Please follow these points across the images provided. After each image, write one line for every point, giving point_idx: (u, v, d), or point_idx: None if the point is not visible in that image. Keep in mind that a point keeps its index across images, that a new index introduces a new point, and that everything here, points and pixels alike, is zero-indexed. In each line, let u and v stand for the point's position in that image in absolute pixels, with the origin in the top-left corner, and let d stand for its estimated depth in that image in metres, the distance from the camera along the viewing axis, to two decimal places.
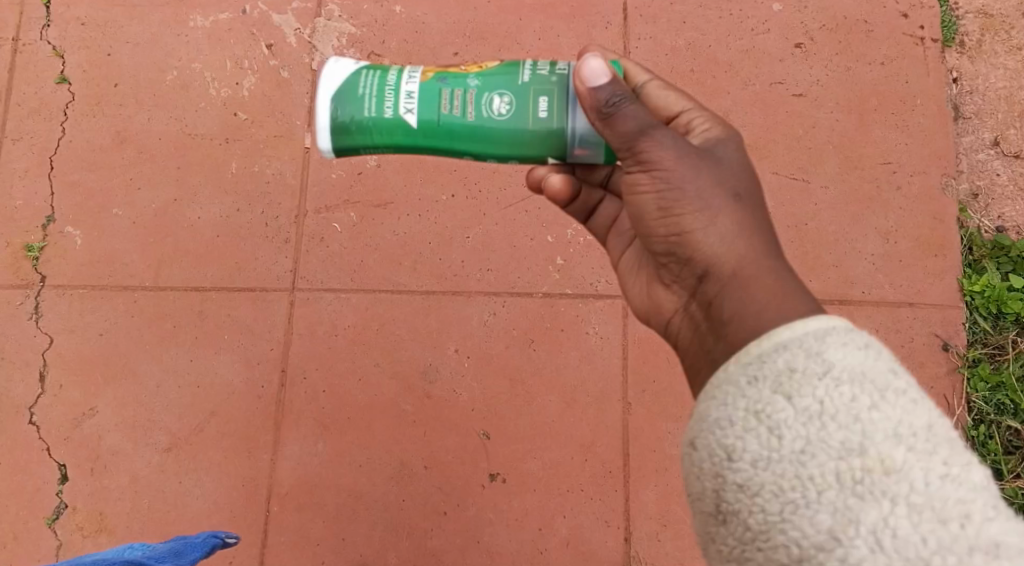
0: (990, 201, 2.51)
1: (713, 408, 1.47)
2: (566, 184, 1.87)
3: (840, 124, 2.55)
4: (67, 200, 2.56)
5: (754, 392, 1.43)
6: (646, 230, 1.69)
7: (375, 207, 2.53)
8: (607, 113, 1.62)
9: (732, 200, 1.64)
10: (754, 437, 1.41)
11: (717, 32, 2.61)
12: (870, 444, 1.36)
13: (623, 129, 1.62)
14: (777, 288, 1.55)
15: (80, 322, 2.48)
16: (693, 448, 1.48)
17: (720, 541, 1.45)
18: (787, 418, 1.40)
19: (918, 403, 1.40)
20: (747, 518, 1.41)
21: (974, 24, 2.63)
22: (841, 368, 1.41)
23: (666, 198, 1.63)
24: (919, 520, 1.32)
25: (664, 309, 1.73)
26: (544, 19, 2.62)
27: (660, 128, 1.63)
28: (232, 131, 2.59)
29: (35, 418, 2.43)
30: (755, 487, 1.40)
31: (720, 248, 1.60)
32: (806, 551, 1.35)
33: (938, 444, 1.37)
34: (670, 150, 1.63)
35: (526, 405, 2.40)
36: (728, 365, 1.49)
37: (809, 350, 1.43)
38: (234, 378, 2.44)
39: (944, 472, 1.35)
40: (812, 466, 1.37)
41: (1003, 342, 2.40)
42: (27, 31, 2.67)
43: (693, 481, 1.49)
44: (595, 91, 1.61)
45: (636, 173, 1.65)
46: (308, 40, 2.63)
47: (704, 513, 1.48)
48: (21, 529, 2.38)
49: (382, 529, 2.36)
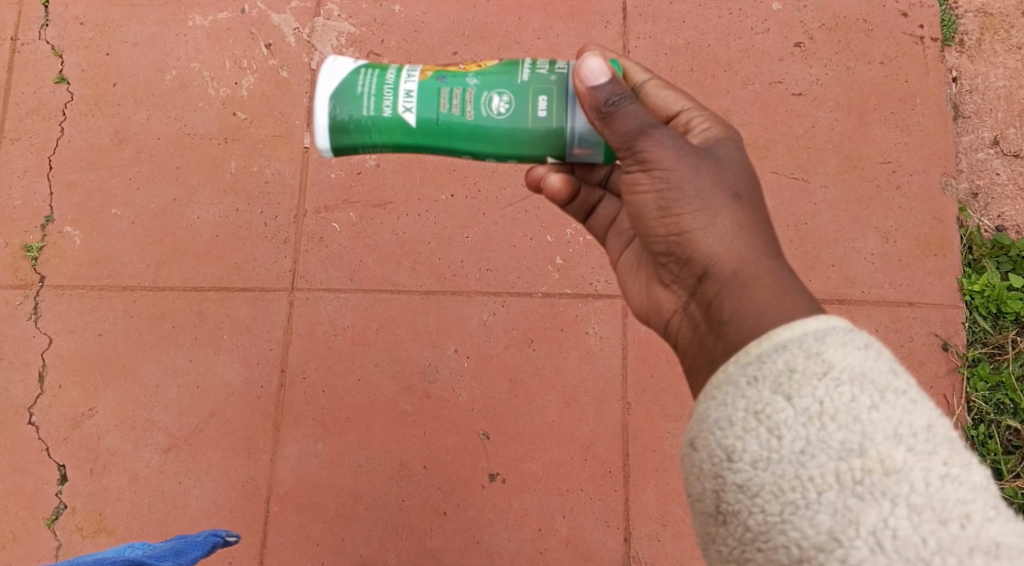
0: (990, 200, 2.51)
1: (713, 408, 1.47)
2: (566, 184, 1.87)
3: (840, 124, 2.55)
4: (66, 199, 2.56)
5: (754, 393, 1.43)
6: (645, 230, 1.69)
7: (374, 207, 2.52)
8: (606, 112, 1.62)
9: (732, 200, 1.64)
10: (754, 438, 1.41)
11: (717, 31, 2.60)
12: (870, 444, 1.36)
13: (623, 128, 1.62)
14: (777, 288, 1.55)
15: (80, 322, 2.48)
16: (693, 448, 1.48)
17: (719, 542, 1.45)
18: (787, 418, 1.40)
19: (918, 403, 1.40)
20: (747, 519, 1.40)
21: (974, 23, 2.62)
22: (841, 368, 1.41)
23: (666, 198, 1.63)
24: (919, 521, 1.32)
25: (664, 309, 1.73)
26: (544, 19, 2.62)
27: (660, 128, 1.63)
28: (231, 131, 2.58)
29: (35, 418, 2.43)
30: (755, 487, 1.40)
31: (720, 248, 1.60)
32: (807, 552, 1.35)
33: (938, 445, 1.37)
34: (670, 150, 1.63)
35: (525, 405, 2.40)
36: (727, 365, 1.49)
37: (809, 350, 1.43)
38: (234, 379, 2.44)
39: (944, 472, 1.35)
40: (812, 466, 1.37)
41: (1003, 341, 2.40)
42: (27, 30, 2.66)
43: (693, 482, 1.48)
44: (595, 90, 1.61)
45: (636, 173, 1.65)
46: (307, 39, 2.63)
47: (704, 514, 1.47)
48: (21, 529, 2.38)
49: (382, 529, 2.36)
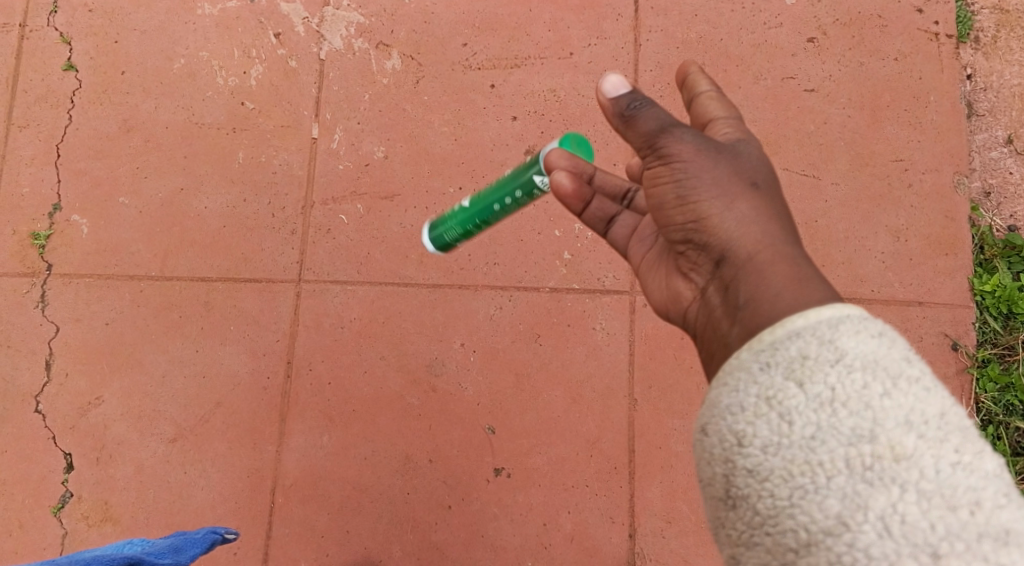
0: (1003, 199, 2.49)
1: (724, 394, 1.49)
2: (572, 181, 1.96)
3: (852, 121, 2.52)
4: (74, 188, 2.55)
5: (766, 378, 1.46)
6: (663, 219, 1.69)
7: (382, 199, 2.51)
8: (629, 116, 1.68)
9: (751, 188, 1.64)
10: (764, 423, 1.44)
11: (729, 25, 2.58)
12: (881, 430, 1.39)
13: (644, 128, 1.67)
14: (793, 275, 1.56)
15: (87, 311, 2.48)
16: (704, 434, 1.50)
17: (729, 526, 1.46)
18: (798, 404, 1.43)
19: (932, 390, 1.42)
20: (756, 503, 1.43)
21: (990, 19, 2.59)
22: (853, 356, 1.44)
23: (684, 187, 1.64)
24: (928, 507, 1.35)
25: (682, 298, 1.73)
26: (555, 11, 2.60)
27: (680, 123, 1.66)
28: (239, 121, 2.57)
29: (41, 407, 2.44)
30: (765, 472, 1.43)
31: (737, 233, 1.61)
32: (814, 536, 1.38)
33: (950, 432, 1.39)
34: (689, 144, 1.64)
35: (531, 400, 2.40)
36: (741, 351, 1.51)
37: (822, 338, 1.45)
38: (240, 369, 2.44)
39: (955, 459, 1.37)
40: (823, 451, 1.40)
41: (1014, 342, 2.38)
42: (34, 17, 2.64)
43: (703, 466, 1.50)
44: (615, 99, 1.69)
45: (657, 167, 1.67)
46: (316, 29, 2.61)
47: (714, 498, 1.49)
48: (26, 518, 2.38)
49: (387, 521, 2.36)
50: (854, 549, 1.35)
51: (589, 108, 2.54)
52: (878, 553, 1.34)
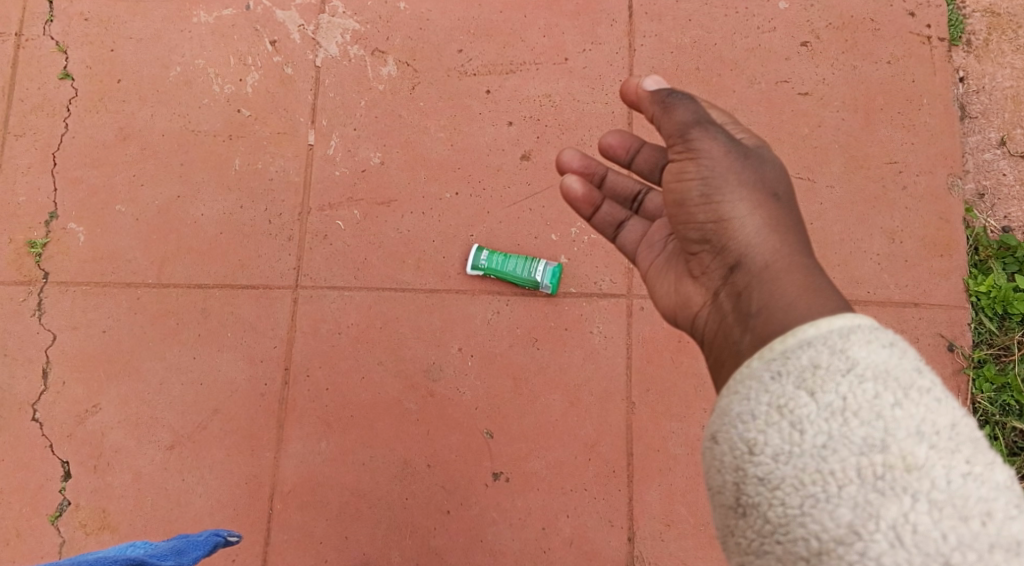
0: (996, 201, 2.49)
1: (735, 403, 1.57)
2: (581, 186, 2.05)
3: (846, 124, 2.54)
4: (71, 197, 2.55)
5: (777, 387, 1.54)
6: (684, 217, 1.78)
7: (378, 205, 2.52)
8: (666, 102, 1.81)
9: (772, 198, 1.75)
10: (776, 432, 1.52)
11: (724, 30, 2.59)
12: (893, 441, 1.46)
13: (680, 117, 1.78)
14: (805, 283, 1.66)
15: (84, 319, 2.48)
16: (714, 442, 1.58)
17: (738, 534, 1.54)
18: (809, 413, 1.51)
19: (942, 402, 1.50)
20: (767, 511, 1.51)
21: (981, 23, 2.60)
22: (865, 366, 1.52)
23: (710, 184, 1.74)
24: (940, 517, 1.42)
25: (692, 303, 1.81)
26: (550, 17, 2.61)
27: (715, 124, 1.78)
28: (236, 128, 2.58)
29: (38, 415, 2.43)
30: (776, 480, 1.50)
31: (755, 239, 1.71)
32: (826, 544, 1.45)
33: (961, 443, 1.47)
34: (720, 144, 1.75)
35: (530, 405, 2.40)
36: (752, 360, 1.59)
37: (833, 348, 1.54)
38: (237, 376, 2.44)
39: (966, 470, 1.45)
40: (834, 460, 1.48)
41: (1009, 343, 2.39)
42: (31, 26, 2.65)
43: (713, 475, 1.58)
44: (654, 90, 1.83)
45: (684, 159, 1.77)
46: (312, 37, 2.62)
47: (724, 507, 1.57)
48: (24, 526, 2.38)
49: (385, 528, 2.36)
50: (866, 557, 1.43)
51: (586, 114, 2.55)
52: (889, 562, 1.42)
